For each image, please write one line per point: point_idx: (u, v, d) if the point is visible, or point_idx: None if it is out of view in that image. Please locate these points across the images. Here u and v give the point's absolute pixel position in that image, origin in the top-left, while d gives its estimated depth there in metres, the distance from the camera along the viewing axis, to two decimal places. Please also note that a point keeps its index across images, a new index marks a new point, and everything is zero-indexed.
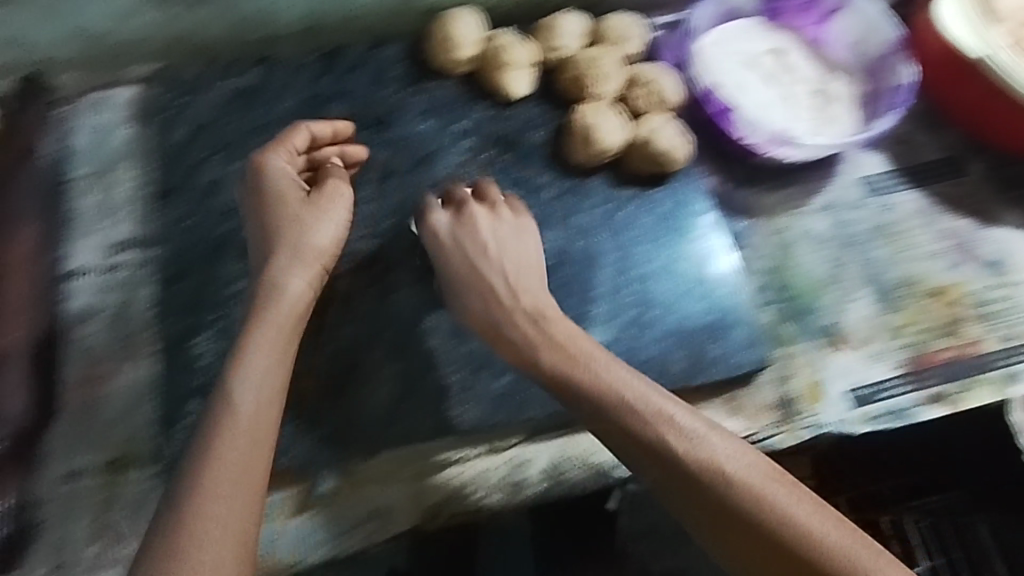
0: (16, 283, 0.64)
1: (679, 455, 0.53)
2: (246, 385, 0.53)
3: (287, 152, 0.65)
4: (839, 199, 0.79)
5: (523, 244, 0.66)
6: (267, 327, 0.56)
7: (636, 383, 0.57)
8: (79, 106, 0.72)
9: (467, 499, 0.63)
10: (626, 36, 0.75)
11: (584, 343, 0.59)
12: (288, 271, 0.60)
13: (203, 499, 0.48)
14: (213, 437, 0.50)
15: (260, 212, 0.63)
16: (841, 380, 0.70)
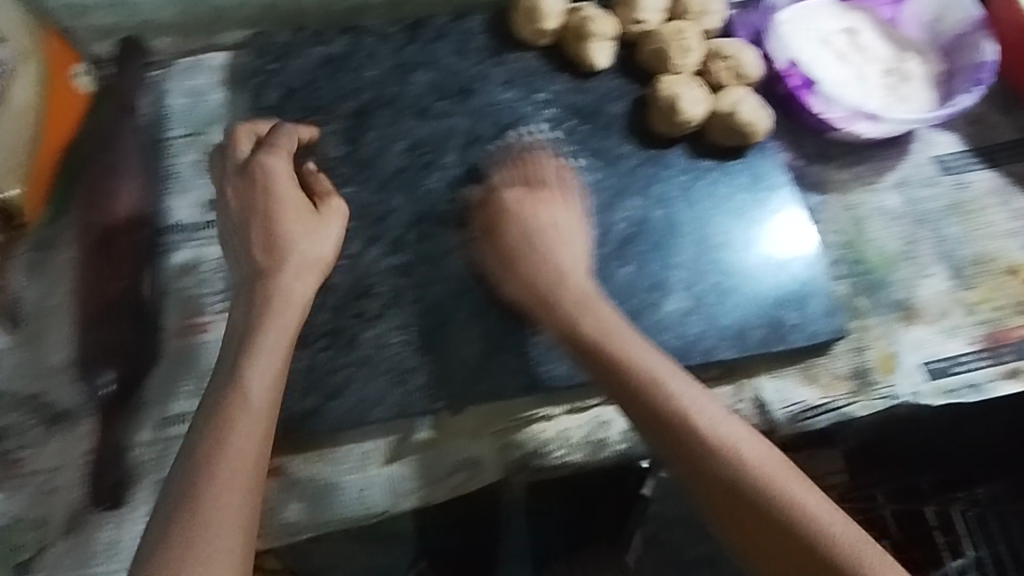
0: (122, 236, 0.67)
1: (698, 441, 0.53)
2: (260, 377, 0.53)
3: (282, 159, 0.65)
4: (913, 176, 0.79)
5: (578, 231, 0.66)
6: (277, 322, 0.57)
7: (664, 368, 0.57)
8: (174, 69, 0.74)
9: (550, 457, 0.64)
10: (709, 9, 0.76)
11: (617, 328, 0.60)
12: (291, 277, 0.60)
13: (212, 486, 0.47)
14: (221, 424, 0.50)
15: (252, 215, 0.62)
16: (916, 354, 0.71)
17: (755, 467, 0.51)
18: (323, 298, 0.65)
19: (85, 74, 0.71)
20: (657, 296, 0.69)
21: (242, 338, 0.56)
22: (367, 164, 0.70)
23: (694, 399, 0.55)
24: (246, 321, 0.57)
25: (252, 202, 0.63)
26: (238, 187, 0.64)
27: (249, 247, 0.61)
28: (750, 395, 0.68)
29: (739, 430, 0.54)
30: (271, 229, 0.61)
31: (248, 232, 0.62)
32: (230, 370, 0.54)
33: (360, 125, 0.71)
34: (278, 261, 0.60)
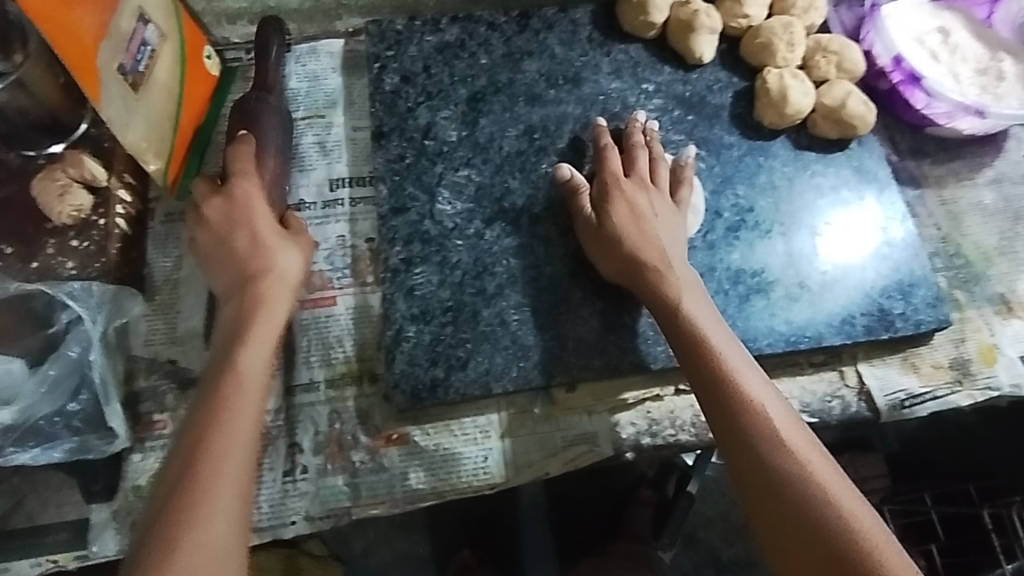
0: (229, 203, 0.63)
1: (746, 425, 0.54)
2: (254, 364, 0.55)
3: (256, 181, 0.64)
4: (1008, 173, 0.80)
5: (676, 222, 0.66)
6: (268, 314, 0.58)
7: (727, 349, 0.58)
8: (293, 54, 0.78)
9: (662, 435, 0.65)
10: (816, 5, 0.78)
11: (681, 306, 0.60)
12: (279, 283, 0.60)
13: (206, 468, 0.49)
14: (224, 403, 0.52)
15: (231, 235, 0.62)
16: (1015, 347, 0.71)
17: (788, 449, 0.52)
18: (443, 275, 0.66)
19: (211, 56, 0.75)
20: (762, 284, 0.69)
21: (235, 325, 0.58)
22: (485, 147, 0.72)
23: (745, 373, 0.56)
24: (237, 311, 0.58)
25: (229, 222, 0.62)
26: (213, 207, 0.63)
27: (233, 260, 0.61)
28: (856, 381, 0.69)
29: (778, 410, 0.55)
30: (254, 239, 0.61)
31: (230, 249, 0.61)
32: (225, 353, 0.56)
33: (474, 110, 0.74)
34: (264, 268, 0.60)
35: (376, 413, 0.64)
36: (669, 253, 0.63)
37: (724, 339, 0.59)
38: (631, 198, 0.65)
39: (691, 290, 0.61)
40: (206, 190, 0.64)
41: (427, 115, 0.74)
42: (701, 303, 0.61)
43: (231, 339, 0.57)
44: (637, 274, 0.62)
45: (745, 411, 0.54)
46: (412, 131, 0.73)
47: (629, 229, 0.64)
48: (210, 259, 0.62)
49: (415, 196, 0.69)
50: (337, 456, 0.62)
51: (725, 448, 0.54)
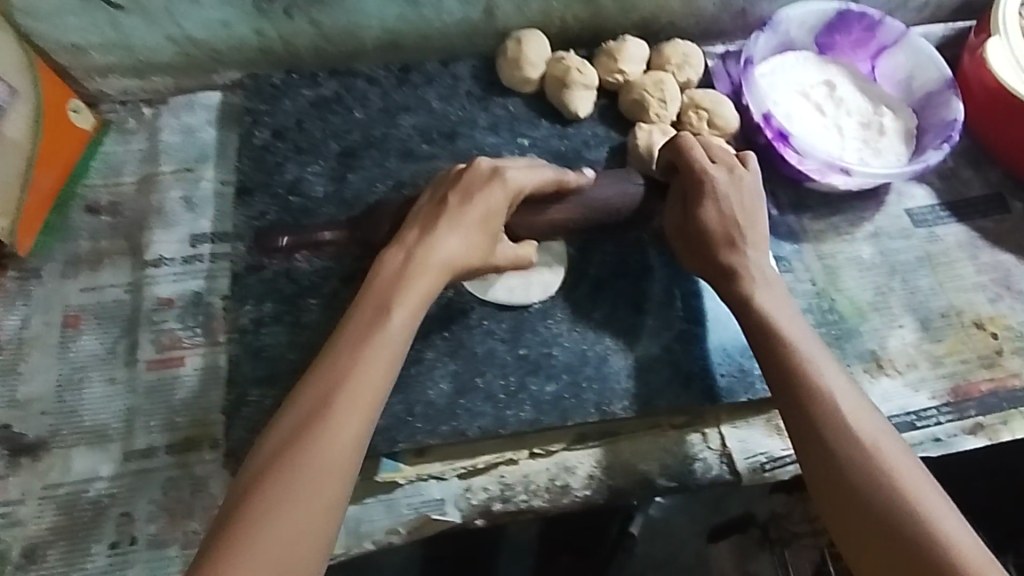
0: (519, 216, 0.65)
1: (828, 424, 0.56)
2: (402, 328, 0.55)
3: (528, 170, 0.64)
4: (886, 228, 0.80)
5: (755, 215, 0.66)
6: (422, 280, 0.57)
7: (815, 349, 0.60)
8: (169, 107, 0.78)
9: (512, 501, 0.63)
10: (691, 61, 0.79)
11: (765, 305, 0.62)
12: (442, 266, 0.59)
13: (333, 432, 0.49)
14: (354, 364, 0.52)
15: (444, 198, 0.62)
16: (882, 406, 0.70)
17: (866, 444, 0.54)
18: (295, 336, 0.66)
19: (80, 110, 0.75)
20: (625, 343, 0.68)
21: (384, 283, 0.57)
22: (351, 204, 0.72)
23: (824, 366, 0.59)
24: (396, 273, 0.57)
25: (464, 193, 0.62)
26: (473, 170, 0.63)
27: (435, 227, 0.60)
28: (718, 443, 0.67)
29: (852, 403, 0.57)
30: (453, 216, 0.60)
31: (462, 216, 0.61)
32: (368, 310, 0.55)
33: (344, 166, 0.74)
34: (439, 250, 0.58)
35: (217, 481, 0.63)
36: (753, 249, 0.65)
37: (799, 332, 0.61)
38: (717, 190, 0.65)
39: (765, 288, 0.63)
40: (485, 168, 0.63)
41: (297, 170, 0.73)
42: (775, 301, 0.63)
43: (376, 297, 0.56)
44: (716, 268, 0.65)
45: (821, 407, 0.56)
46: (281, 186, 0.72)
47: (697, 222, 0.65)
48: (424, 213, 0.62)
49: (274, 254, 0.69)
50: (172, 524, 0.61)
51: (801, 440, 0.57)
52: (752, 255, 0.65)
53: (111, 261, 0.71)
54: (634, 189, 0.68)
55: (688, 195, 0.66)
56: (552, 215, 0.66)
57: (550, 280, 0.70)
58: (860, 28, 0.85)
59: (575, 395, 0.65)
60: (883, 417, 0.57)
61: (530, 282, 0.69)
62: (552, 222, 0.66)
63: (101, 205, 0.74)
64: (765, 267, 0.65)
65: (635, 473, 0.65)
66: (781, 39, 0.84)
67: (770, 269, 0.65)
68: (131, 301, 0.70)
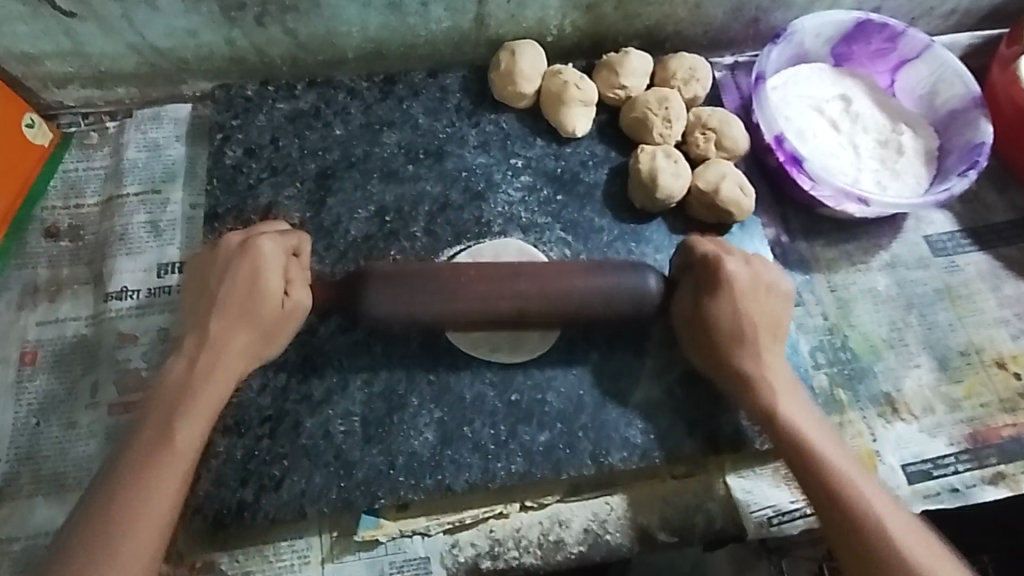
0: (497, 302, 0.57)
1: (872, 537, 0.52)
2: (191, 431, 0.52)
3: (279, 243, 0.58)
4: (903, 257, 0.75)
5: (778, 305, 0.61)
6: (212, 379, 0.54)
7: (837, 450, 0.56)
8: (134, 119, 0.72)
9: (502, 558, 0.59)
10: (698, 76, 0.73)
11: (784, 404, 0.57)
12: (221, 360, 0.55)
13: (116, 557, 0.47)
14: (139, 480, 0.49)
15: (219, 284, 0.56)
16: (896, 453, 0.66)
17: (909, 555, 0.51)
18: (266, 378, 0.61)
19: (35, 124, 0.68)
20: (624, 387, 0.63)
21: (173, 387, 0.53)
22: (329, 232, 0.67)
23: (851, 468, 0.55)
24: (184, 374, 0.54)
25: (229, 277, 0.56)
26: (229, 244, 0.58)
27: (214, 318, 0.56)
28: (723, 494, 0.62)
29: (885, 505, 0.53)
30: (239, 306, 0.56)
31: (252, 306, 0.56)
32: (156, 418, 0.52)
33: (323, 188, 0.68)
34: (224, 350, 0.55)
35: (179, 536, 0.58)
36: (768, 338, 0.60)
37: (818, 432, 0.57)
38: (735, 285, 0.59)
39: (783, 394, 0.58)
40: (265, 249, 0.58)
41: (271, 192, 0.68)
42: (793, 397, 0.58)
43: (168, 405, 0.52)
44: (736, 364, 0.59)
45: (868, 536, 0.52)
46: (254, 210, 0.67)
47: (712, 322, 0.59)
48: (193, 305, 0.57)
49: None
50: None
51: (846, 556, 0.52)
52: (766, 355, 0.59)
53: (71, 290, 0.66)
54: (645, 278, 0.60)
55: (700, 287, 0.60)
56: (531, 300, 0.58)
57: (536, 343, 0.63)
58: (879, 39, 0.78)
59: (570, 445, 0.61)
60: (909, 510, 0.55)
61: (518, 341, 0.63)
62: (539, 309, 0.58)
63: (60, 229, 0.68)
64: (779, 366, 0.59)
65: (633, 527, 0.61)
66: (797, 49, 0.78)
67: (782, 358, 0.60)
68: (91, 335, 0.65)
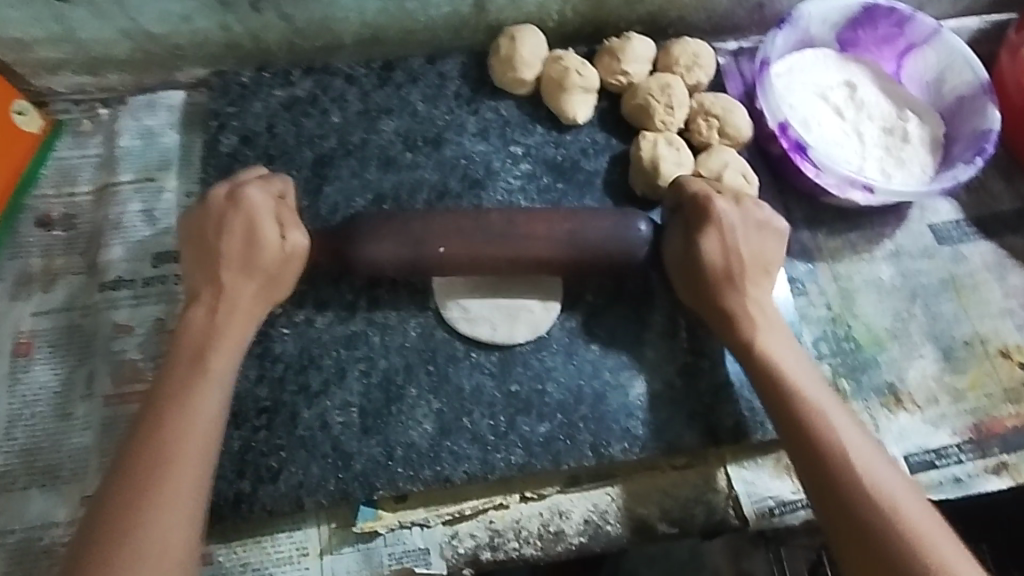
0: (492, 252, 0.58)
1: (841, 473, 0.51)
2: (224, 368, 0.53)
3: (267, 189, 0.58)
4: (908, 246, 0.74)
5: (771, 244, 0.61)
6: (233, 321, 0.55)
7: (819, 393, 0.55)
8: (127, 107, 0.71)
9: (501, 549, 0.59)
10: (701, 62, 0.72)
11: (767, 345, 0.57)
12: (235, 302, 0.56)
13: (162, 486, 0.47)
14: (176, 414, 0.50)
15: (217, 237, 0.56)
16: (899, 445, 0.66)
17: (877, 495, 0.50)
18: (262, 369, 0.60)
19: (27, 112, 0.68)
20: (625, 377, 0.63)
21: (195, 333, 0.54)
22: (326, 221, 0.66)
23: (829, 409, 0.54)
24: (206, 319, 0.55)
25: (224, 231, 0.56)
26: (218, 196, 0.57)
27: (221, 269, 0.56)
28: (724, 485, 0.62)
29: (861, 447, 0.52)
30: (243, 254, 0.56)
31: (253, 254, 0.56)
32: (184, 360, 0.53)
33: (320, 177, 0.67)
34: (237, 295, 0.56)
35: None
36: (756, 282, 0.59)
37: (800, 373, 0.56)
38: (724, 221, 0.59)
39: (768, 331, 0.58)
40: (254, 197, 0.57)
41: None
42: (778, 339, 0.58)
43: (188, 363, 0.53)
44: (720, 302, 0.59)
45: (834, 469, 0.51)
46: None
47: (702, 260, 0.59)
48: (191, 260, 0.57)
49: None
50: None
51: (813, 490, 0.52)
52: (754, 294, 0.59)
53: (65, 280, 0.66)
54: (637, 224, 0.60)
55: (688, 224, 0.60)
56: (528, 249, 0.59)
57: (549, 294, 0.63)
58: (886, 24, 0.77)
59: (569, 436, 0.60)
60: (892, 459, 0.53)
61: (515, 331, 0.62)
62: (535, 257, 0.59)
63: (53, 218, 0.67)
64: (767, 306, 0.59)
65: (634, 519, 0.60)
66: (803, 34, 0.77)
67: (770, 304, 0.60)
68: (86, 325, 0.64)
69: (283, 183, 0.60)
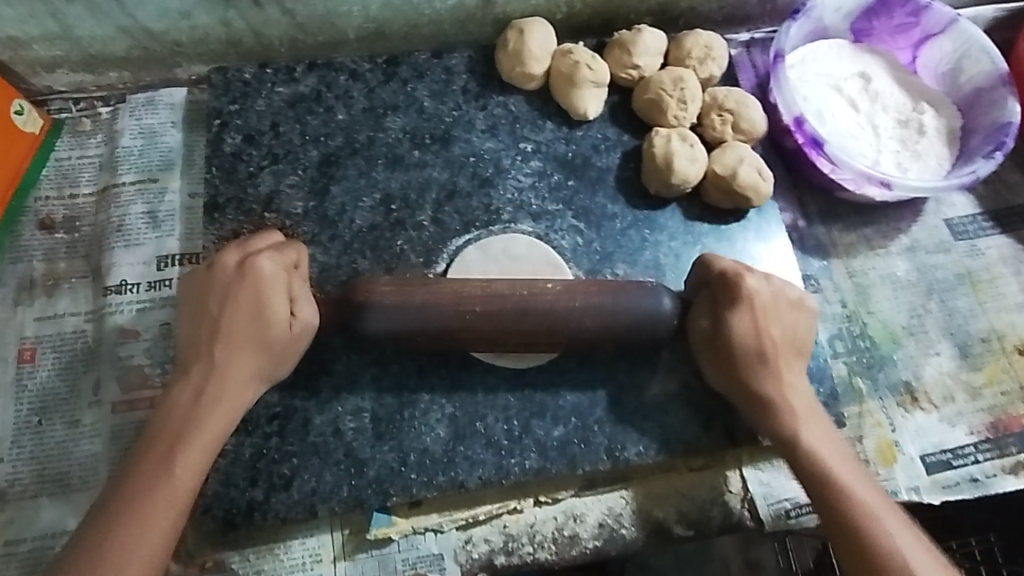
0: (499, 322, 0.55)
1: (867, 535, 0.51)
2: (207, 439, 0.52)
3: (278, 258, 0.57)
4: (923, 241, 0.73)
5: (795, 310, 0.60)
6: (226, 388, 0.53)
7: (837, 452, 0.56)
8: (127, 105, 0.69)
9: (515, 554, 0.59)
10: (714, 54, 0.70)
11: (786, 403, 0.57)
12: (231, 373, 0.54)
13: (119, 548, 0.47)
14: (153, 476, 0.50)
15: (222, 301, 0.55)
16: (915, 443, 0.65)
17: (903, 557, 0.50)
18: None
19: (25, 111, 0.65)
20: (640, 379, 0.62)
21: (188, 393, 0.53)
22: (334, 222, 0.64)
23: (848, 470, 0.54)
24: (201, 381, 0.53)
25: (230, 299, 0.55)
26: (228, 261, 0.56)
27: (221, 339, 0.54)
28: (740, 487, 0.61)
29: (882, 508, 0.53)
30: (249, 324, 0.55)
31: (257, 329, 0.55)
32: (172, 416, 0.52)
33: (326, 176, 0.66)
34: (232, 365, 0.54)
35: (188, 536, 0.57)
36: (777, 340, 0.58)
37: (818, 434, 0.56)
38: (756, 297, 0.58)
39: (788, 390, 0.58)
40: (265, 267, 0.56)
41: (272, 181, 0.65)
42: (797, 396, 0.58)
43: (173, 425, 0.52)
44: (741, 365, 0.58)
45: (860, 531, 0.51)
46: (258, 199, 0.65)
47: (734, 338, 0.57)
48: (190, 315, 0.56)
49: None
50: None
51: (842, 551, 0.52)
52: (786, 373, 0.58)
53: (68, 285, 0.64)
54: (660, 299, 0.57)
55: (719, 302, 0.58)
56: (528, 319, 0.55)
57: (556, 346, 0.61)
58: (902, 13, 0.75)
59: (584, 440, 0.59)
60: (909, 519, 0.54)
61: None
62: (544, 327, 0.55)
63: (55, 221, 0.66)
64: (798, 386, 0.58)
65: (649, 521, 0.60)
66: (817, 24, 0.75)
67: (792, 362, 0.59)
68: (91, 331, 0.63)
69: (293, 251, 0.58)
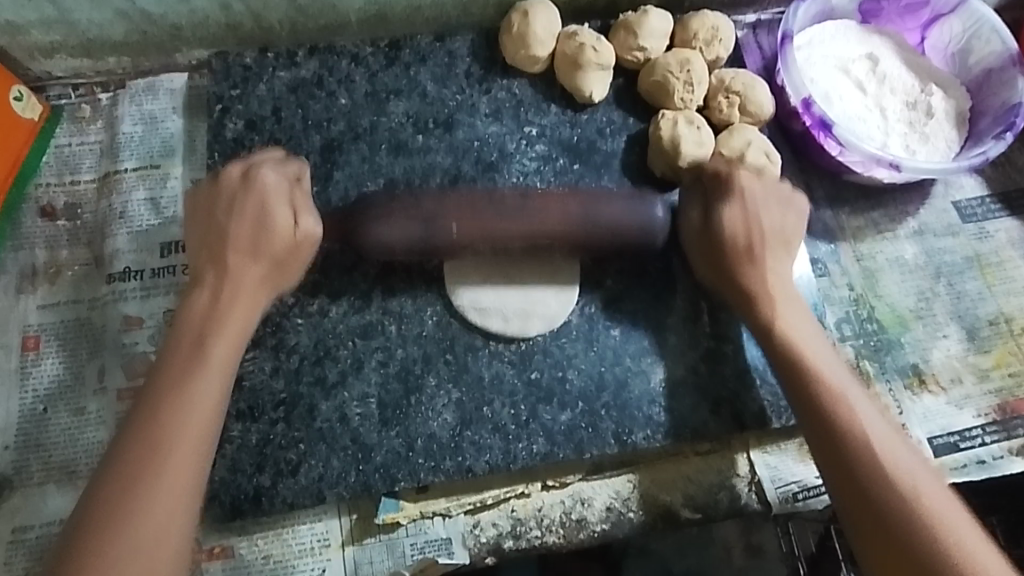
0: (509, 233, 0.56)
1: (837, 419, 0.52)
2: (225, 351, 0.52)
3: (279, 172, 0.57)
4: (931, 224, 0.72)
5: (786, 212, 0.60)
6: (237, 300, 0.54)
7: (821, 348, 0.56)
8: (127, 91, 0.69)
9: (523, 538, 0.59)
10: (721, 36, 0.69)
11: (774, 298, 0.58)
12: (239, 285, 0.54)
13: (156, 466, 0.46)
14: (180, 390, 0.49)
15: (224, 220, 0.55)
16: (923, 426, 0.65)
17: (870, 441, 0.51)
18: (278, 361, 0.59)
19: (24, 98, 0.65)
20: (647, 364, 0.61)
21: (198, 310, 0.53)
22: (337, 208, 0.64)
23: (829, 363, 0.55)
24: (210, 299, 0.54)
25: (234, 212, 0.56)
26: (229, 176, 0.57)
27: (226, 253, 0.55)
28: (747, 471, 0.61)
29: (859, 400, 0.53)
30: (252, 238, 0.55)
31: (263, 238, 0.55)
32: (186, 336, 0.52)
33: (328, 162, 0.65)
34: (241, 278, 0.55)
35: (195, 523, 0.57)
36: (767, 237, 0.59)
37: (803, 329, 0.57)
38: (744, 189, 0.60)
39: (777, 287, 0.58)
40: (268, 179, 0.57)
41: None
42: (785, 293, 0.58)
43: (190, 343, 0.52)
44: (728, 260, 0.59)
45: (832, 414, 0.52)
46: None
47: (722, 227, 0.59)
48: (193, 237, 0.56)
49: None
50: None
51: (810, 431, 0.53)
52: (772, 269, 0.59)
53: (71, 273, 0.64)
54: (653, 210, 0.59)
55: (712, 198, 0.60)
56: (538, 231, 0.56)
57: (564, 283, 0.61)
58: None
59: (591, 424, 0.59)
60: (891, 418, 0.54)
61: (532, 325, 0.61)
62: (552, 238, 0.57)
63: (56, 208, 0.66)
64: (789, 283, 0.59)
65: (657, 506, 0.60)
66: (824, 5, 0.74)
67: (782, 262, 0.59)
68: (93, 319, 0.62)
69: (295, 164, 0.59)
